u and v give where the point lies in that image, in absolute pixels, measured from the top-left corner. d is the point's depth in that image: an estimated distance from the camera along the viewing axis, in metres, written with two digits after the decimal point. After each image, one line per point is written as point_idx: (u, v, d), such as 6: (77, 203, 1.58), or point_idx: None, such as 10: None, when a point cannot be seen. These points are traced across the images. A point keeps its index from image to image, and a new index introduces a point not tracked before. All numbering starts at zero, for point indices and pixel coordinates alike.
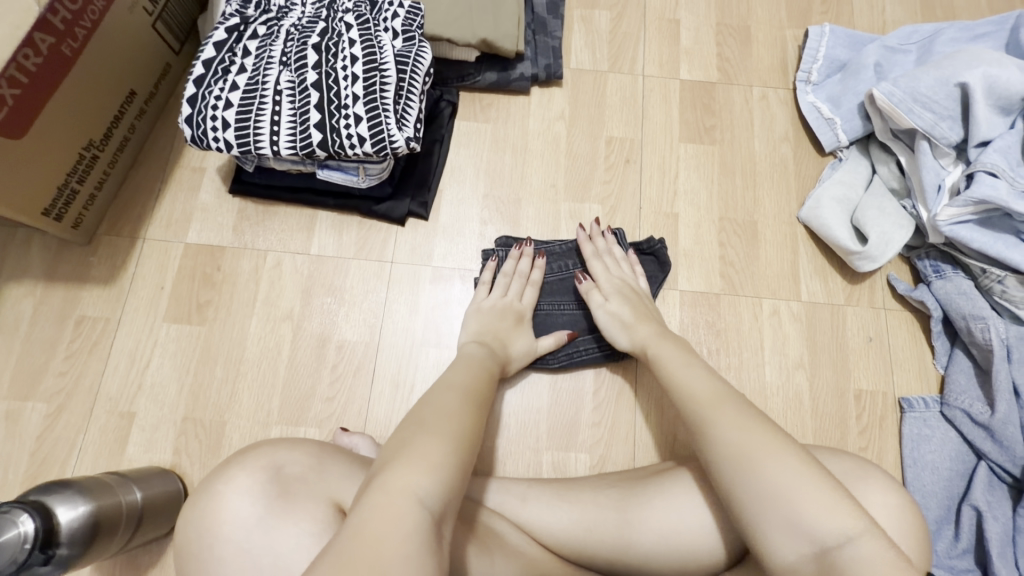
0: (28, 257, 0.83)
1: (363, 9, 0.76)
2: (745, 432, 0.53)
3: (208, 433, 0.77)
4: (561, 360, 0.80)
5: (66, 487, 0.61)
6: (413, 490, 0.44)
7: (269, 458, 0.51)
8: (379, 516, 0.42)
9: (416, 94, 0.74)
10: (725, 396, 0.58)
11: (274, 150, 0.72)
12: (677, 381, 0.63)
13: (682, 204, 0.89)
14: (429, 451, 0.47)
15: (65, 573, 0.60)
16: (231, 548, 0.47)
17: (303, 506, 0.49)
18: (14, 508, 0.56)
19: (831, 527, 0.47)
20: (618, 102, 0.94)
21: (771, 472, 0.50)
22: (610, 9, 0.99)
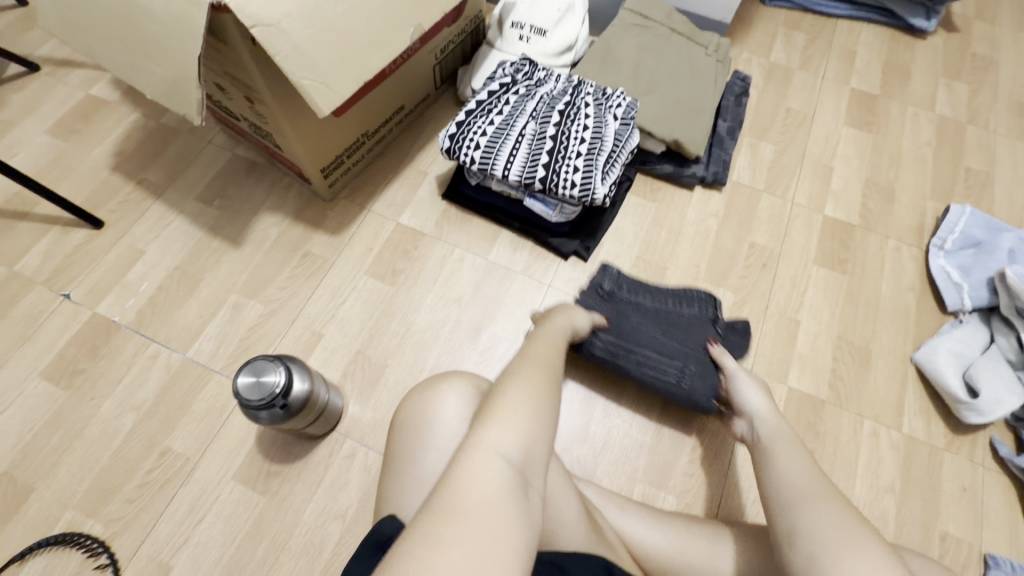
0: (286, 198, 1.08)
1: (600, 95, 0.98)
2: (847, 521, 0.53)
3: (371, 369, 0.94)
4: (632, 363, 0.87)
5: (302, 364, 0.76)
6: (490, 443, 0.47)
7: (475, 379, 0.66)
8: (469, 470, 0.45)
9: (619, 164, 0.94)
10: (827, 487, 0.58)
11: (504, 174, 0.93)
12: (774, 465, 0.63)
13: (806, 314, 1.01)
14: (513, 412, 0.51)
15: (275, 425, 0.72)
16: (439, 430, 0.60)
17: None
18: (278, 361, 0.71)
19: None
20: (767, 217, 1.11)
21: (867, 558, 0.49)
22: (775, 144, 1.19)
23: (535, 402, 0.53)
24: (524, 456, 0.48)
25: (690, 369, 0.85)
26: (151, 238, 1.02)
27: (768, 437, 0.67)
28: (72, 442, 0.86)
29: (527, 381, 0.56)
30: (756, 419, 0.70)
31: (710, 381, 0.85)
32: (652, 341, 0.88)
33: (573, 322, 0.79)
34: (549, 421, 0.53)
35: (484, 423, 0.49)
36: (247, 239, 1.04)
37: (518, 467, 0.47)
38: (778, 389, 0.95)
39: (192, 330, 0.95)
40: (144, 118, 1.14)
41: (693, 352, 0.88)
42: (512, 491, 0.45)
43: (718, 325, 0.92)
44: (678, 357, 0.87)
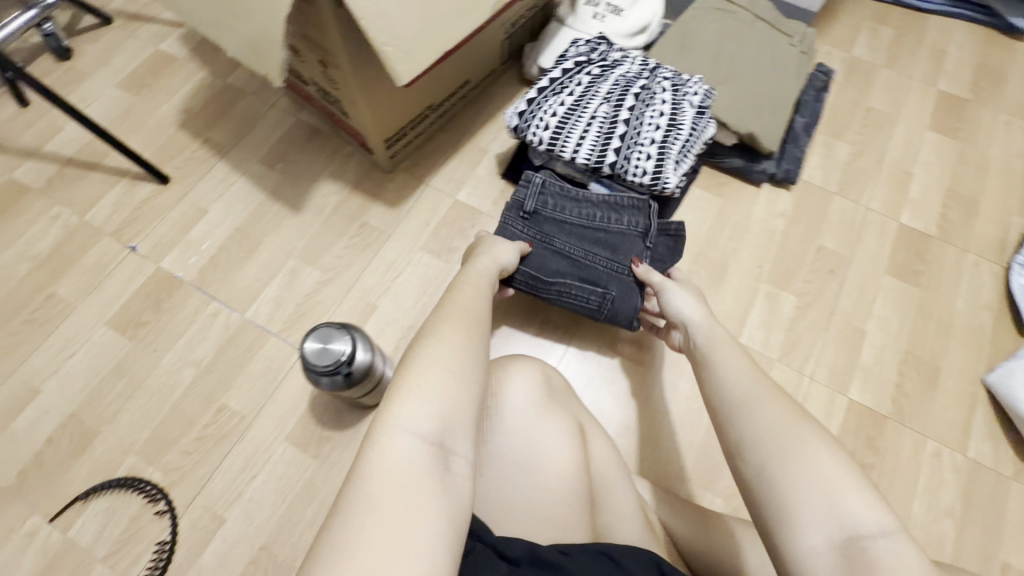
0: (346, 166, 1.07)
1: (678, 80, 0.94)
2: (793, 419, 0.50)
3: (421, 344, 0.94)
4: (556, 296, 0.87)
5: (366, 335, 0.76)
6: (399, 420, 0.49)
7: (543, 366, 0.70)
8: (379, 454, 0.47)
9: (693, 154, 0.90)
10: (772, 386, 0.55)
11: (572, 157, 0.90)
12: (714, 366, 0.60)
13: (873, 325, 0.97)
14: (426, 382, 0.51)
15: (338, 392, 0.73)
16: (507, 414, 0.63)
17: (558, 414, 0.65)
18: (344, 330, 0.71)
19: (868, 518, 0.44)
20: (838, 220, 1.06)
21: (812, 455, 0.47)
22: (852, 145, 1.13)
23: (452, 367, 0.53)
24: (438, 427, 0.49)
25: (612, 294, 0.85)
26: (214, 197, 1.04)
27: (710, 341, 0.63)
28: (135, 391, 0.88)
29: (445, 340, 0.55)
30: (690, 329, 0.68)
31: (632, 301, 0.85)
32: (572, 266, 0.86)
33: (498, 262, 0.76)
34: (472, 377, 0.54)
35: (395, 399, 0.50)
36: (307, 206, 1.04)
37: (431, 438, 0.49)
38: (837, 399, 0.92)
39: (251, 291, 0.96)
40: (211, 77, 1.15)
41: (617, 274, 0.86)
42: (425, 467, 0.47)
43: (647, 238, 0.88)
44: (601, 281, 0.86)
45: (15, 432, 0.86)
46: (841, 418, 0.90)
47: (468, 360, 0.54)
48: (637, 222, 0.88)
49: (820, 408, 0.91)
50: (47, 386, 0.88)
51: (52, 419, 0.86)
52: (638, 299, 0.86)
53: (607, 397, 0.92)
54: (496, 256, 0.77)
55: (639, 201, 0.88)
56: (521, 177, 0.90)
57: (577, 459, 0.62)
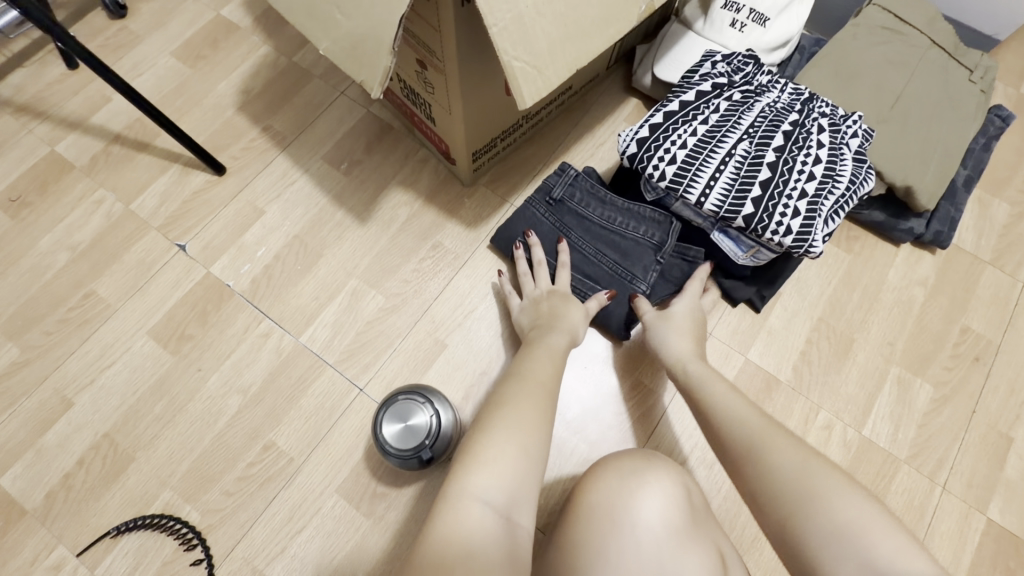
0: (420, 174, 0.94)
1: (837, 118, 0.79)
2: (804, 464, 0.53)
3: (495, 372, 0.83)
4: None
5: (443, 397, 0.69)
6: (472, 489, 0.47)
7: (682, 477, 0.57)
8: (451, 520, 0.45)
9: (847, 212, 0.75)
10: (780, 429, 0.58)
11: (699, 200, 0.75)
12: (716, 404, 0.64)
13: (1022, 432, 0.82)
14: (499, 449, 0.50)
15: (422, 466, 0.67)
16: (642, 536, 0.52)
17: (699, 543, 0.53)
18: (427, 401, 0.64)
19: (907, 571, 0.45)
20: (988, 297, 0.90)
21: (832, 501, 0.50)
22: (1012, 205, 0.95)
23: (525, 437, 0.52)
24: (511, 499, 0.48)
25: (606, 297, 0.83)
26: (272, 196, 0.92)
27: (703, 377, 0.69)
28: (176, 414, 0.79)
29: (517, 412, 0.54)
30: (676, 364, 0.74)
31: (624, 306, 0.83)
32: (578, 262, 0.85)
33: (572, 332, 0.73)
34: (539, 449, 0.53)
35: (467, 465, 0.49)
36: (374, 217, 0.91)
37: (501, 510, 0.48)
38: (974, 518, 0.78)
39: (307, 312, 0.85)
40: (276, 54, 1.02)
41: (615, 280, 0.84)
42: (496, 540, 0.46)
43: (661, 254, 0.82)
44: (603, 282, 0.84)
45: (44, 447, 0.78)
46: (977, 543, 0.77)
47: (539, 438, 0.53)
48: (655, 236, 0.83)
49: (952, 527, 0.78)
50: (80, 399, 0.80)
51: (84, 437, 0.78)
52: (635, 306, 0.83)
53: (705, 481, 0.79)
54: (574, 328, 0.74)
55: (661, 216, 0.82)
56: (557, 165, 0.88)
57: None
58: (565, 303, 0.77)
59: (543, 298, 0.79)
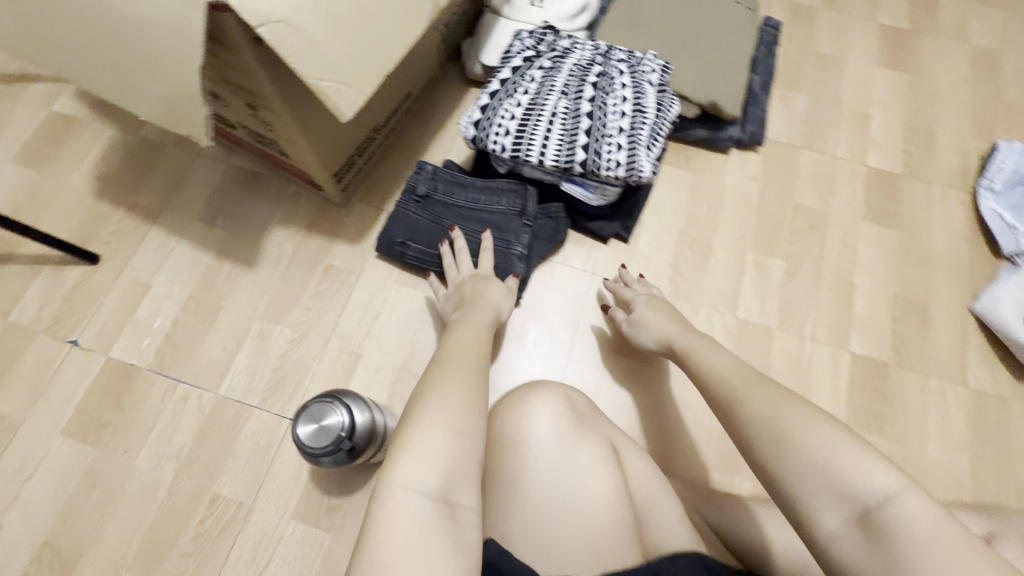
0: (295, 207, 0.98)
1: (634, 60, 0.90)
2: (776, 403, 0.49)
3: (427, 355, 0.90)
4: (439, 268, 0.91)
5: (360, 396, 0.72)
6: (403, 481, 0.47)
7: (564, 391, 0.66)
8: (386, 517, 0.45)
9: (663, 136, 0.87)
10: (755, 375, 0.54)
11: (540, 159, 0.85)
12: (703, 360, 0.61)
13: (860, 275, 0.97)
14: (428, 436, 0.49)
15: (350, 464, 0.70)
16: (539, 448, 0.60)
17: (589, 437, 0.63)
18: (336, 401, 0.68)
19: (871, 485, 0.42)
20: (808, 174, 1.05)
21: (800, 433, 0.46)
22: (807, 94, 1.12)
23: (454, 420, 0.51)
24: (445, 482, 0.48)
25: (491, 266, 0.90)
26: (155, 268, 0.93)
27: (692, 347, 0.66)
28: (113, 500, 0.80)
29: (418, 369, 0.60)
30: (659, 346, 0.74)
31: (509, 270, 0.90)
32: (457, 243, 0.91)
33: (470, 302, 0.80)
34: (476, 429, 0.52)
35: (396, 458, 0.48)
36: (261, 259, 0.95)
37: (437, 494, 0.47)
38: (841, 356, 0.92)
39: (219, 365, 0.88)
40: (122, 133, 1.03)
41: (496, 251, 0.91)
42: (432, 524, 0.46)
43: (525, 217, 0.91)
44: (483, 254, 0.90)
45: None
46: (847, 376, 0.91)
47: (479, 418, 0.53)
48: (516, 204, 0.92)
49: (826, 369, 0.91)
50: (8, 519, 0.79)
51: (23, 553, 0.77)
52: (518, 269, 0.90)
53: (620, 399, 0.89)
54: (496, 305, 0.77)
55: (517, 185, 0.92)
56: (415, 167, 0.95)
57: (618, 483, 0.60)
58: (485, 282, 0.81)
59: (464, 280, 0.82)
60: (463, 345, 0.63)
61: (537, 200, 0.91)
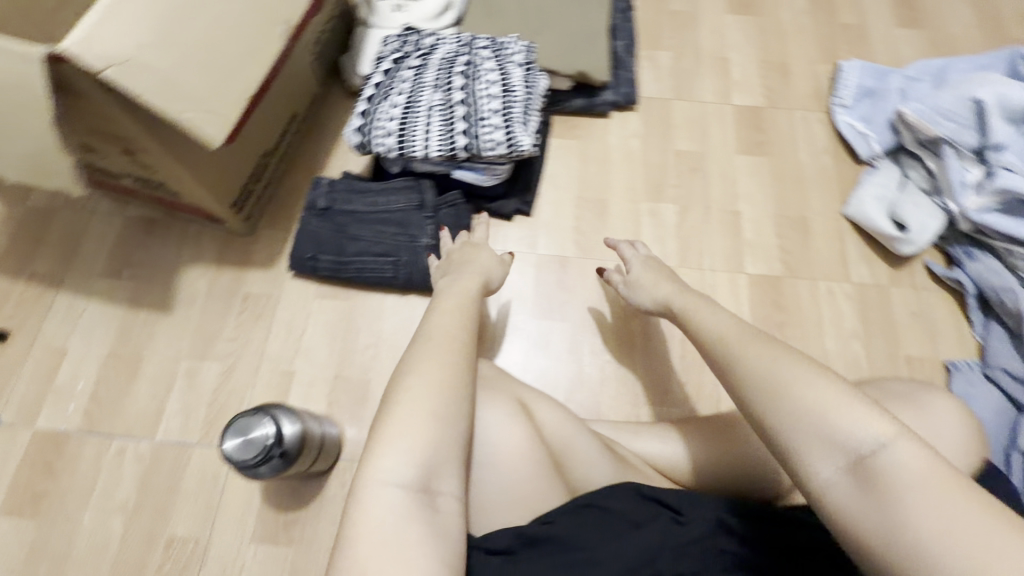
0: (202, 245, 0.99)
1: (497, 45, 0.95)
2: (774, 356, 0.51)
3: (404, 345, 0.93)
4: (353, 274, 0.94)
5: (288, 406, 0.73)
6: (381, 474, 0.50)
7: None
8: (366, 507, 0.49)
9: (536, 109, 0.92)
10: (754, 332, 0.55)
11: (425, 152, 0.89)
12: (697, 319, 0.63)
13: (743, 203, 1.06)
14: (405, 427, 0.52)
15: (285, 470, 0.72)
16: None
17: (497, 398, 0.67)
18: (260, 414, 0.69)
19: (863, 434, 0.44)
20: (682, 122, 1.14)
21: (797, 387, 0.48)
22: (670, 51, 1.21)
23: (429, 409, 0.53)
24: (422, 472, 0.51)
25: (402, 262, 0.93)
26: (68, 332, 0.93)
27: (689, 307, 0.66)
28: (63, 567, 0.79)
29: None
30: (657, 307, 0.73)
31: (421, 262, 0.93)
32: (365, 246, 0.94)
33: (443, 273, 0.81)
34: (454, 414, 0.55)
35: (373, 451, 0.51)
36: (178, 301, 0.95)
37: (412, 484, 0.50)
38: (738, 279, 1.00)
39: (151, 411, 0.88)
40: (8, 206, 1.01)
41: (404, 247, 0.94)
42: (410, 511, 0.49)
43: (426, 210, 0.95)
44: (392, 252, 0.94)
45: None
46: (746, 294, 0.99)
47: (461, 404, 0.56)
48: (414, 198, 0.95)
49: (727, 293, 0.99)
50: None
51: None
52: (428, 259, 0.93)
53: (549, 359, 0.95)
54: (486, 269, 0.76)
55: (412, 181, 0.96)
56: (312, 184, 0.98)
57: (529, 435, 0.65)
58: (474, 250, 0.80)
59: (453, 250, 0.82)
60: (446, 318, 0.63)
61: (434, 191, 0.96)
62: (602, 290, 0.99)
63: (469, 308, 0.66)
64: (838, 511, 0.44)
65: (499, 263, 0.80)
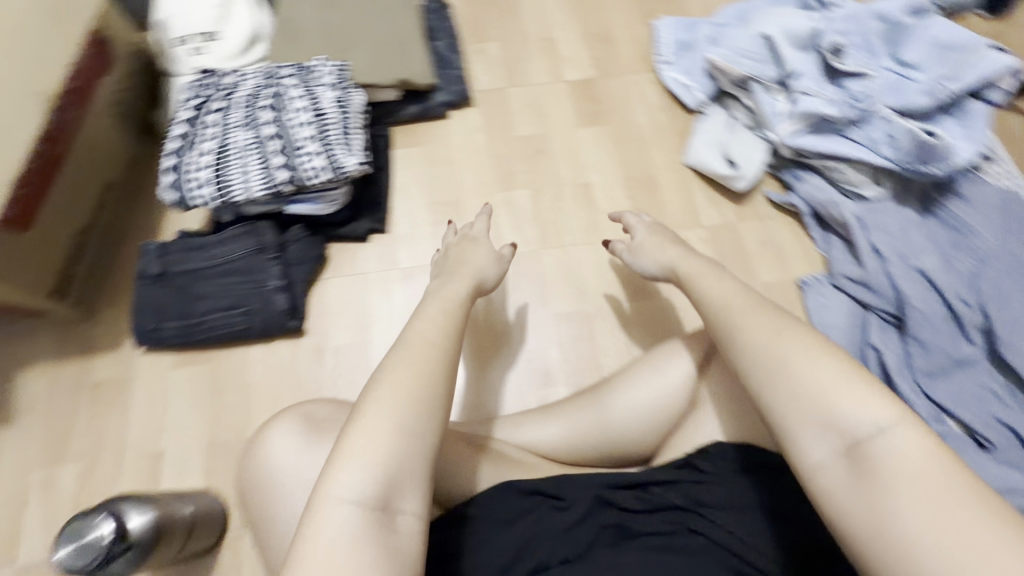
0: (34, 343, 0.91)
1: (303, 71, 0.93)
2: (777, 334, 0.53)
3: (299, 387, 0.91)
4: (205, 334, 0.90)
5: (133, 496, 0.67)
6: (337, 491, 0.45)
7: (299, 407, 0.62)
8: (321, 526, 0.44)
9: (356, 127, 0.90)
10: (760, 304, 0.57)
11: (248, 195, 0.85)
12: (698, 285, 0.63)
13: (592, 174, 1.09)
14: (369, 436, 0.47)
15: (141, 564, 0.66)
16: (284, 471, 0.59)
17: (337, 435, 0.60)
18: (92, 515, 0.61)
19: (864, 419, 0.47)
20: (521, 108, 1.15)
21: (799, 366, 0.50)
22: (497, 41, 1.22)
23: (400, 415, 0.48)
24: (385, 488, 0.46)
25: (253, 310, 0.90)
26: None
27: (694, 272, 0.65)
28: None
29: None
30: (662, 272, 0.72)
31: (274, 306, 0.90)
32: (210, 304, 0.90)
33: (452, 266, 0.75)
34: (423, 421, 0.49)
35: (333, 463, 0.47)
36: (19, 409, 0.88)
37: (371, 503, 0.45)
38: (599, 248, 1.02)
39: (8, 536, 0.80)
40: None
41: (253, 294, 0.90)
42: (368, 533, 0.44)
43: (268, 252, 0.91)
44: (240, 303, 0.90)
45: None
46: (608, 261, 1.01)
47: (437, 412, 0.50)
48: (252, 243, 0.91)
49: (590, 264, 1.01)
50: None
51: None
52: (280, 301, 0.90)
53: None
54: (479, 268, 0.71)
55: (246, 227, 0.92)
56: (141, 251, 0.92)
57: None
58: (471, 245, 0.76)
59: (446, 246, 0.77)
60: (426, 322, 0.57)
61: (274, 231, 0.92)
62: None
63: (456, 311, 0.61)
64: (829, 493, 0.47)
65: (494, 259, 0.75)
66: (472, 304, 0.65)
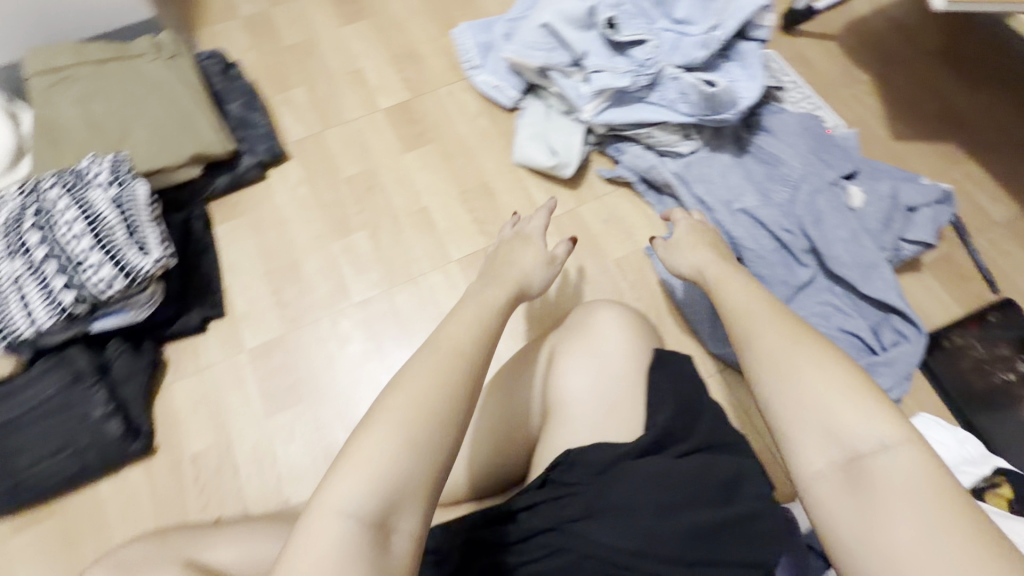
0: None
1: (71, 177, 0.85)
2: (794, 342, 0.52)
3: (159, 511, 0.83)
4: (38, 489, 0.81)
5: None
6: (336, 501, 0.44)
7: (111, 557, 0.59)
8: (313, 535, 0.43)
9: (145, 222, 0.83)
10: (785, 315, 0.55)
11: (37, 327, 0.80)
12: (721, 291, 0.63)
13: (427, 197, 1.06)
14: (373, 440, 0.46)
15: None
16: None
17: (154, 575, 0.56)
18: None
19: (866, 434, 0.46)
20: (341, 148, 1.11)
21: (809, 375, 0.49)
22: (302, 86, 1.17)
23: (420, 416, 0.48)
24: (383, 505, 0.45)
25: (83, 446, 0.82)
26: None
27: (721, 278, 0.65)
28: None
29: None
30: (691, 274, 0.71)
31: (107, 434, 0.83)
32: (34, 455, 0.81)
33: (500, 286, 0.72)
34: (434, 435, 0.48)
35: (336, 470, 0.46)
36: None
37: (371, 519, 0.44)
38: (449, 270, 1.00)
39: None
40: None
41: (79, 430, 0.82)
42: (361, 545, 0.43)
43: (84, 379, 0.83)
44: (68, 443, 0.82)
45: None
46: (462, 280, 0.99)
47: (452, 428, 0.49)
48: (63, 374, 0.83)
49: (445, 288, 0.99)
50: None
51: None
52: (112, 427, 0.83)
53: (301, 446, 0.88)
54: (526, 273, 0.70)
55: (54, 359, 0.83)
56: None
57: None
58: (523, 245, 0.75)
59: (501, 242, 0.77)
60: (459, 328, 0.56)
61: (86, 354, 0.84)
62: (328, 351, 0.94)
63: (492, 323, 0.58)
64: (822, 504, 0.47)
65: (545, 262, 0.73)
66: (509, 317, 0.62)
